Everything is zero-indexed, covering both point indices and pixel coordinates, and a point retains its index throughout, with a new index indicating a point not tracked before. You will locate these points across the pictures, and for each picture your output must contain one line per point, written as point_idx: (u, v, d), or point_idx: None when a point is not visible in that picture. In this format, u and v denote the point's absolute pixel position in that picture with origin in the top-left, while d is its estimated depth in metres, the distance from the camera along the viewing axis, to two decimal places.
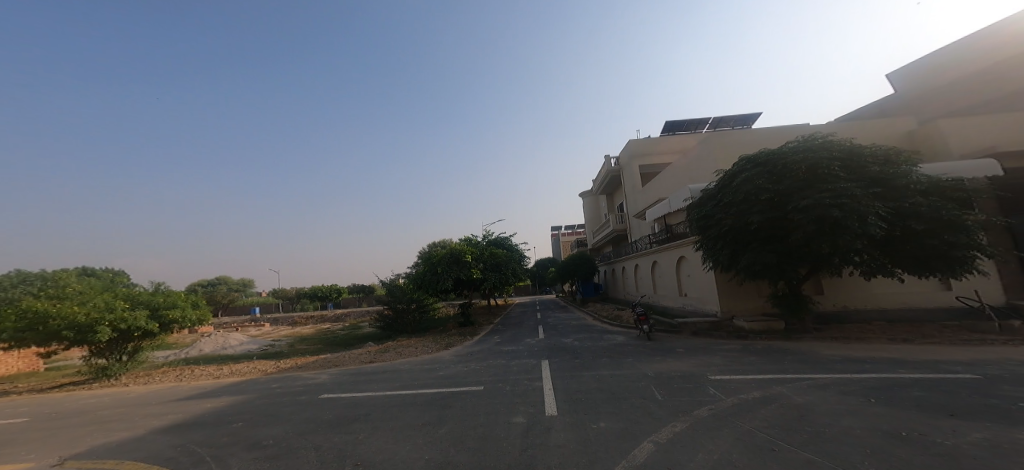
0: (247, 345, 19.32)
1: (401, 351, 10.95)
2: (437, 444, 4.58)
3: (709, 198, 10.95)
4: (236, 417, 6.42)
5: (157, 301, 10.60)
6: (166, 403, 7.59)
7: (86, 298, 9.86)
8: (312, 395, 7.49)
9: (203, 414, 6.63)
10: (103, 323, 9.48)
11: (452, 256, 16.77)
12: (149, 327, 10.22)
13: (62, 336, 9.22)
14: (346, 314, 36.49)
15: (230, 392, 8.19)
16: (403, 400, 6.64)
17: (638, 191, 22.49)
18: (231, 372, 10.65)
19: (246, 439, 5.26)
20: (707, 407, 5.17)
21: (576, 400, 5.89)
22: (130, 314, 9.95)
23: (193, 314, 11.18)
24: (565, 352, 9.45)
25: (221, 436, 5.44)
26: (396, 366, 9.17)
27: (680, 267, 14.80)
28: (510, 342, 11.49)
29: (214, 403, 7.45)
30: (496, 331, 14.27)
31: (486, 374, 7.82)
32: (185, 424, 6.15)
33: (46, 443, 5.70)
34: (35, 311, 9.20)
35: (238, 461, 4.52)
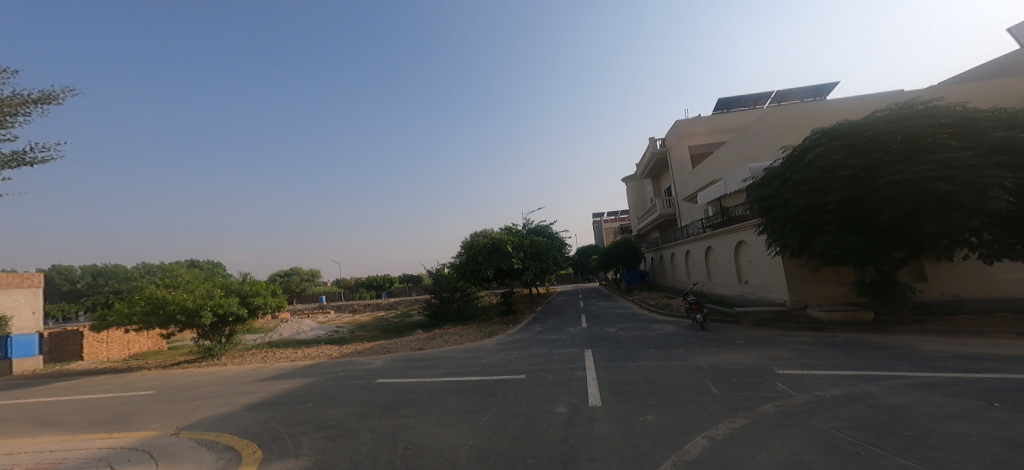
0: (317, 330, 21.26)
1: (446, 339, 11.32)
2: (479, 432, 4.62)
3: (774, 177, 9.93)
4: (304, 398, 7.02)
5: (245, 289, 11.82)
6: (252, 383, 8.53)
7: (193, 286, 11.28)
8: (368, 380, 7.98)
9: (280, 394, 7.33)
10: (205, 308, 10.81)
11: (492, 246, 16.64)
12: (240, 313, 11.45)
13: (175, 319, 10.66)
14: (400, 302, 38.67)
15: (299, 375, 9.00)
16: (450, 387, 6.80)
17: (688, 174, 21.03)
18: (300, 356, 11.73)
19: (312, 419, 5.72)
20: (775, 404, 4.71)
21: (621, 391, 5.67)
22: (225, 301, 11.20)
23: (274, 301, 12.32)
24: (610, 341, 9.17)
25: (295, 415, 5.97)
26: (442, 353, 9.46)
27: (739, 253, 13.70)
28: (552, 331, 11.40)
29: (289, 384, 8.21)
30: (537, 320, 14.28)
31: (527, 363, 7.81)
32: (265, 402, 6.84)
33: (160, 413, 6.67)
34: (155, 298, 10.71)
35: (307, 439, 4.92)
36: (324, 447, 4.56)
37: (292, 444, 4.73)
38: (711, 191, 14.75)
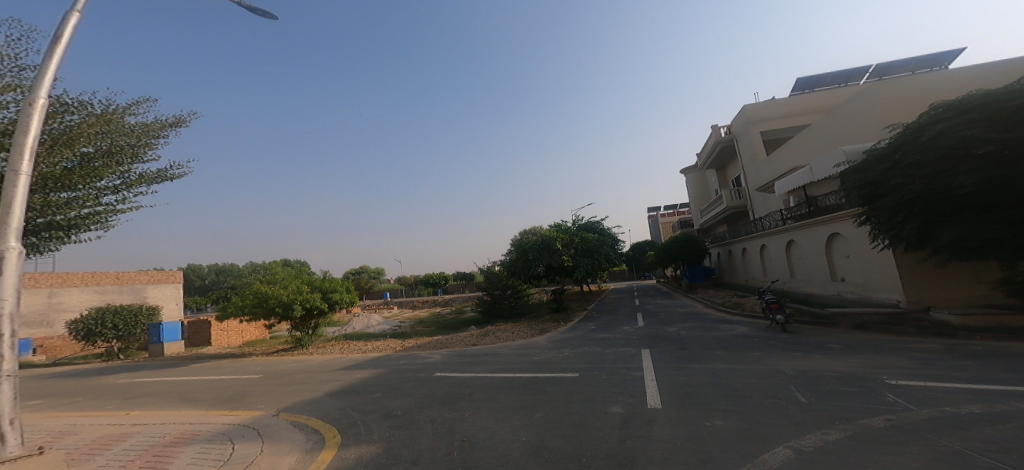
0: (383, 324, 22.83)
1: (499, 335, 11.52)
2: (533, 428, 4.62)
3: (874, 160, 8.54)
4: (374, 387, 7.54)
5: (326, 285, 13.01)
6: (331, 372, 9.37)
7: (285, 283, 12.66)
8: (429, 373, 8.36)
9: (355, 384, 7.96)
10: (296, 303, 12.07)
11: (542, 243, 16.52)
12: (322, 307, 12.62)
13: (274, 312, 12.06)
14: (455, 298, 40.14)
15: (369, 366, 9.70)
16: (507, 383, 6.86)
17: (761, 162, 19.18)
18: (368, 348, 12.62)
19: (381, 409, 6.10)
20: (884, 417, 4.09)
21: (684, 394, 5.35)
22: (309, 296, 12.41)
23: (348, 297, 13.41)
24: (673, 341, 8.68)
25: (368, 404, 6.41)
26: (496, 349, 9.62)
27: (833, 247, 12.20)
28: (606, 329, 11.12)
29: (361, 374, 8.87)
30: (591, 318, 14.02)
31: (581, 361, 7.68)
32: (343, 391, 7.45)
33: (256, 395, 7.56)
34: (257, 294, 12.21)
35: (377, 427, 5.25)
36: (393, 435, 4.84)
37: (364, 431, 5.08)
38: (794, 178, 13.23)
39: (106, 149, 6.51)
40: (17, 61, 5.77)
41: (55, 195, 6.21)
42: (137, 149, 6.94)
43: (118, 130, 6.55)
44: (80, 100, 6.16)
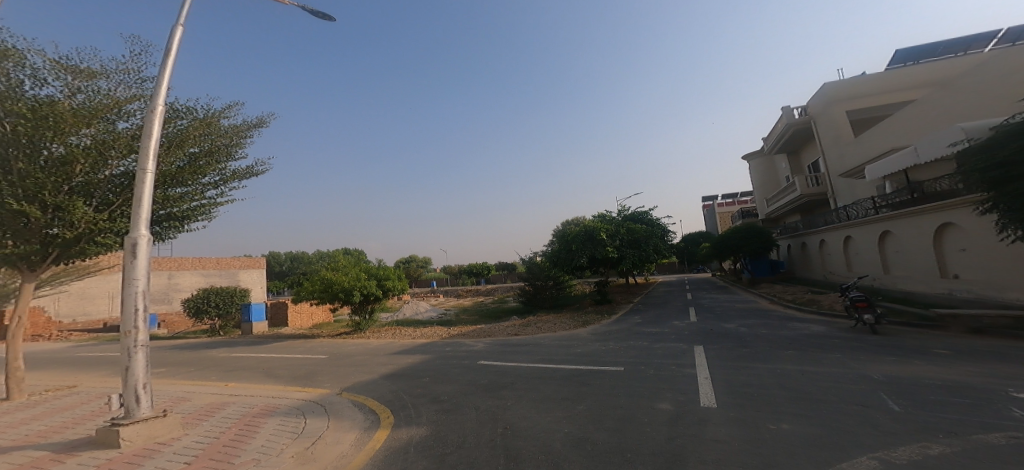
0: (429, 312, 23.76)
1: (541, 326, 11.48)
2: (576, 420, 4.54)
3: (1008, 136, 6.86)
4: (422, 372, 7.84)
5: (381, 273, 13.72)
6: (384, 356, 9.91)
7: (345, 270, 13.53)
8: (472, 360, 8.55)
9: (406, 368, 8.34)
10: (355, 290, 12.89)
11: (586, 233, 16.10)
12: (377, 293, 13.35)
13: (338, 298, 12.98)
14: (496, 288, 40.65)
15: (417, 352, 10.12)
16: (552, 374, 6.80)
17: (849, 145, 17.11)
18: (416, 334, 13.19)
19: (429, 393, 6.31)
20: (1006, 434, 3.49)
21: (742, 394, 4.99)
22: (366, 283, 13.16)
23: (399, 284, 14.05)
24: (730, 339, 8.14)
25: (418, 388, 6.67)
26: (537, 340, 9.63)
27: (944, 240, 10.64)
28: (654, 323, 10.69)
29: (410, 359, 9.27)
30: (637, 311, 13.57)
31: (626, 355, 7.45)
32: (395, 374, 7.84)
33: (325, 373, 8.19)
34: (322, 280, 13.21)
35: (426, 410, 5.45)
36: (440, 419, 5.00)
37: (414, 413, 5.28)
38: (893, 161, 11.57)
39: (208, 149, 7.29)
40: (142, 75, 6.55)
41: (172, 189, 7.08)
42: (232, 149, 7.68)
43: (218, 132, 7.35)
44: (187, 105, 6.89)
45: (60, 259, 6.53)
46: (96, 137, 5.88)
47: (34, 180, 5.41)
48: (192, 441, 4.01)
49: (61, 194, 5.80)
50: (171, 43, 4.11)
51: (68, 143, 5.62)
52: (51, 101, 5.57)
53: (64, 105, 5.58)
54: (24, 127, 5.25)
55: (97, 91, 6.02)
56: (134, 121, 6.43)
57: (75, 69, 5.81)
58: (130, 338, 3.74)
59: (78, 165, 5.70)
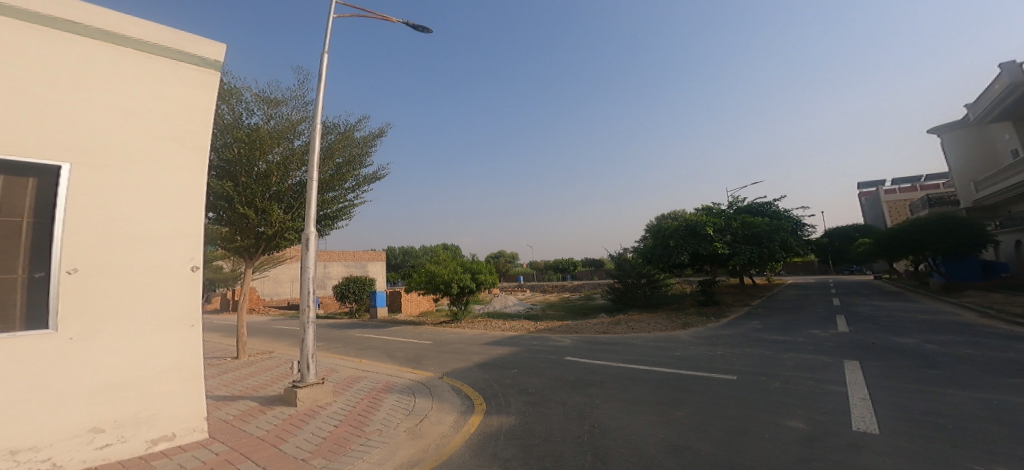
0: (518, 306, 24.47)
1: (633, 326, 10.92)
2: (675, 426, 4.24)
3: None
4: (512, 364, 8.13)
5: (474, 267, 14.60)
6: (477, 346, 10.52)
7: (444, 264, 14.73)
8: (561, 356, 8.57)
9: (497, 358, 8.74)
10: (452, 282, 13.94)
11: (688, 229, 14.78)
12: (471, 286, 14.22)
13: (437, 288, 14.21)
14: (583, 285, 40.02)
15: (508, 344, 10.51)
16: (648, 376, 6.43)
17: None
18: (506, 327, 13.71)
19: (525, 386, 6.43)
20: None
21: (891, 419, 4.11)
22: (461, 276, 14.12)
23: (491, 278, 14.79)
24: (887, 356, 6.68)
25: (508, 379, 6.93)
26: (630, 339, 9.22)
27: None
28: (768, 330, 9.41)
29: (501, 350, 9.68)
30: (746, 315, 12.11)
31: (733, 363, 6.71)
32: (488, 364, 8.27)
33: (438, 358, 9.00)
34: (425, 273, 14.60)
35: (516, 400, 5.64)
36: (530, 410, 5.13)
37: (510, 403, 5.45)
38: None
39: (348, 159, 8.64)
40: (304, 101, 8.13)
41: (327, 194, 8.53)
42: (364, 157, 8.94)
43: (354, 143, 8.66)
44: (334, 123, 8.35)
45: (264, 252, 8.20)
46: (279, 155, 7.53)
47: (250, 190, 7.25)
48: (339, 407, 4.81)
49: (263, 199, 7.50)
50: (320, 68, 5.04)
51: (267, 161, 7.38)
52: (256, 126, 7.32)
53: (262, 129, 7.32)
54: (243, 149, 7.05)
55: (280, 116, 7.71)
56: (303, 139, 8.10)
57: (268, 100, 7.56)
58: (305, 315, 4.80)
59: (273, 177, 7.46)
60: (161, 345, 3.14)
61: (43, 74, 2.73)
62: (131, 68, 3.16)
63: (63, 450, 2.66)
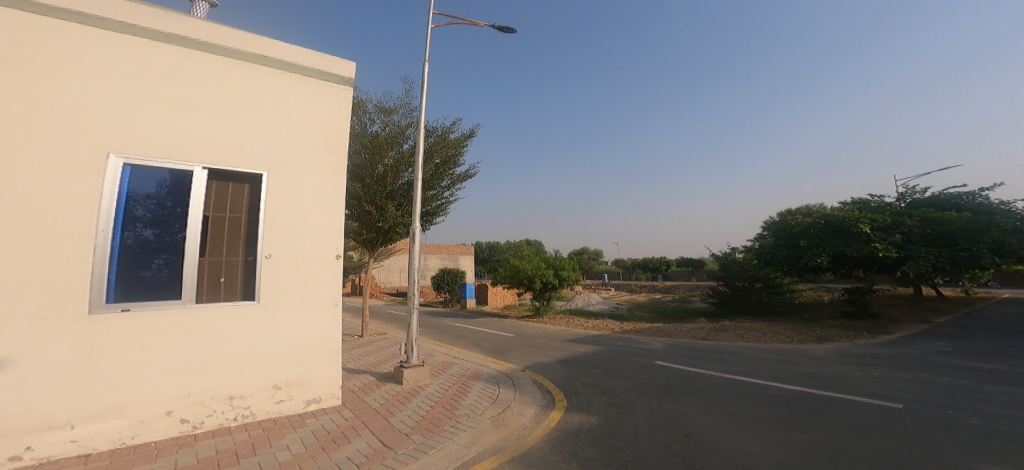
0: (603, 304, 23.78)
1: (740, 334, 9.78)
2: (791, 450, 3.68)
3: None
4: (595, 363, 7.92)
5: (557, 263, 14.60)
6: (559, 342, 10.50)
7: (527, 259, 15.03)
8: (650, 359, 8.07)
9: (579, 356, 8.60)
10: (534, 277, 14.13)
11: (830, 225, 12.17)
12: (554, 282, 14.25)
13: (519, 283, 14.54)
14: (677, 286, 37.13)
15: (592, 342, 10.27)
16: (754, 391, 5.72)
17: None
18: (590, 325, 13.42)
19: (610, 387, 6.20)
20: None
21: None
22: (544, 272, 14.23)
23: (574, 275, 14.65)
24: None
25: (590, 378, 6.77)
26: (734, 349, 8.28)
27: None
28: (922, 353, 7.59)
29: (584, 348, 9.51)
30: (890, 333, 9.94)
31: (870, 388, 5.57)
32: (570, 360, 8.19)
33: (521, 351, 9.22)
34: (508, 267, 15.08)
35: (598, 400, 5.49)
36: (613, 412, 4.94)
37: (593, 403, 5.31)
38: None
39: (444, 159, 9.30)
40: (411, 109, 9.04)
41: (427, 192, 9.31)
42: (458, 157, 9.53)
43: (451, 145, 9.29)
44: (434, 126, 9.07)
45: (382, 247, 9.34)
46: (393, 158, 8.50)
47: (373, 190, 8.35)
48: (434, 389, 5.22)
49: (381, 197, 8.55)
50: (422, 77, 5.50)
51: (384, 164, 8.40)
52: (376, 134, 8.41)
53: (381, 136, 8.38)
54: (367, 154, 8.18)
55: (392, 123, 8.71)
56: (411, 143, 9.00)
57: (384, 110, 8.61)
58: (412, 302, 5.30)
59: (388, 178, 8.46)
60: (316, 321, 3.84)
61: (246, 102, 3.58)
62: (296, 90, 3.90)
63: (257, 399, 3.48)
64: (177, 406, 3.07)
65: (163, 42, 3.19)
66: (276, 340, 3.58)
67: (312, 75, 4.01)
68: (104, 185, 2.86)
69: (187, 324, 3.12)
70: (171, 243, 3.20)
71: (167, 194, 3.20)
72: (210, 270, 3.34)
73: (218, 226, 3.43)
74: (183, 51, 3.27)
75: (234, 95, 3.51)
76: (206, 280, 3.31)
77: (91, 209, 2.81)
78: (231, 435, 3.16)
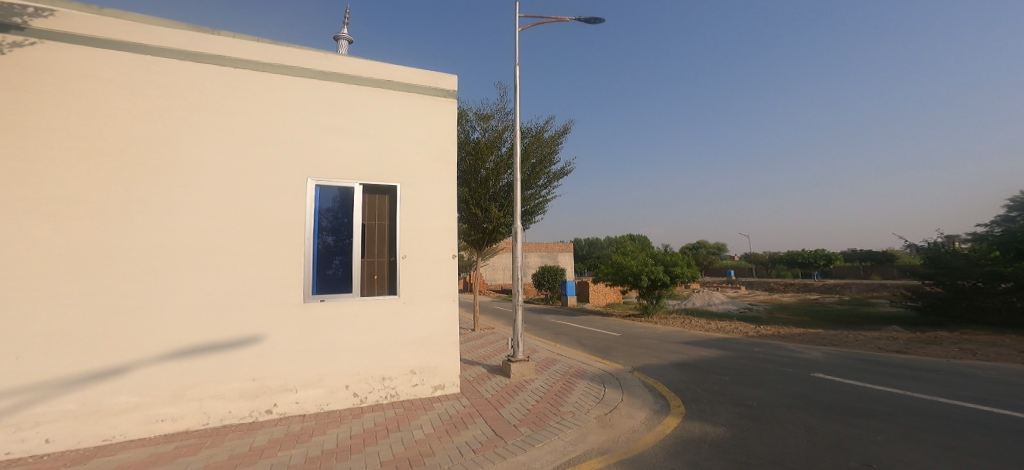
0: (730, 305, 21.03)
1: (970, 350, 7.58)
2: None
3: None
4: (723, 370, 7.02)
5: (668, 259, 13.51)
6: (677, 344, 9.63)
7: (634, 255, 14.29)
8: (800, 370, 6.79)
9: (702, 361, 7.73)
10: (641, 273, 13.32)
11: None
12: (665, 279, 13.20)
13: (625, 280, 13.87)
14: (840, 285, 30.46)
15: (718, 346, 9.14)
16: (937, 408, 4.44)
17: None
18: (714, 327, 11.99)
19: (735, 397, 5.49)
20: None
21: None
22: (653, 268, 13.29)
23: (689, 272, 13.37)
24: None
25: (717, 386, 6.02)
26: (949, 368, 6.39)
27: None
28: None
29: (710, 352, 8.51)
30: None
31: None
32: (692, 365, 7.41)
33: (629, 351, 8.79)
34: (613, 263, 14.52)
35: (727, 411, 4.86)
36: (751, 425, 4.29)
37: (713, 411, 4.76)
38: None
39: (541, 158, 9.40)
40: (506, 113, 9.39)
41: (526, 192, 9.55)
42: (553, 155, 9.57)
43: (545, 143, 9.37)
44: (529, 126, 9.26)
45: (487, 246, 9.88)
46: (492, 162, 8.94)
47: (477, 193, 8.91)
48: (540, 385, 5.31)
49: (484, 200, 9.08)
50: (516, 79, 5.67)
51: (485, 168, 8.89)
52: (477, 140, 8.95)
53: (481, 142, 8.88)
54: (470, 160, 8.75)
55: (491, 128, 9.16)
56: (508, 145, 9.35)
57: (482, 116, 9.10)
58: (517, 298, 5.47)
59: (490, 181, 8.93)
60: (441, 315, 4.31)
61: (382, 123, 4.22)
62: (418, 106, 4.42)
63: (400, 381, 4.12)
64: (350, 382, 3.88)
65: (330, 79, 4.00)
66: (411, 331, 4.16)
67: (429, 91, 4.50)
68: (300, 205, 3.77)
69: (352, 315, 3.88)
70: (343, 247, 4.00)
71: (340, 208, 4.00)
72: (367, 269, 4.04)
73: (370, 233, 4.12)
74: (344, 83, 4.06)
75: (376, 119, 4.19)
76: (365, 279, 4.03)
77: (291, 226, 3.73)
78: (382, 410, 3.83)
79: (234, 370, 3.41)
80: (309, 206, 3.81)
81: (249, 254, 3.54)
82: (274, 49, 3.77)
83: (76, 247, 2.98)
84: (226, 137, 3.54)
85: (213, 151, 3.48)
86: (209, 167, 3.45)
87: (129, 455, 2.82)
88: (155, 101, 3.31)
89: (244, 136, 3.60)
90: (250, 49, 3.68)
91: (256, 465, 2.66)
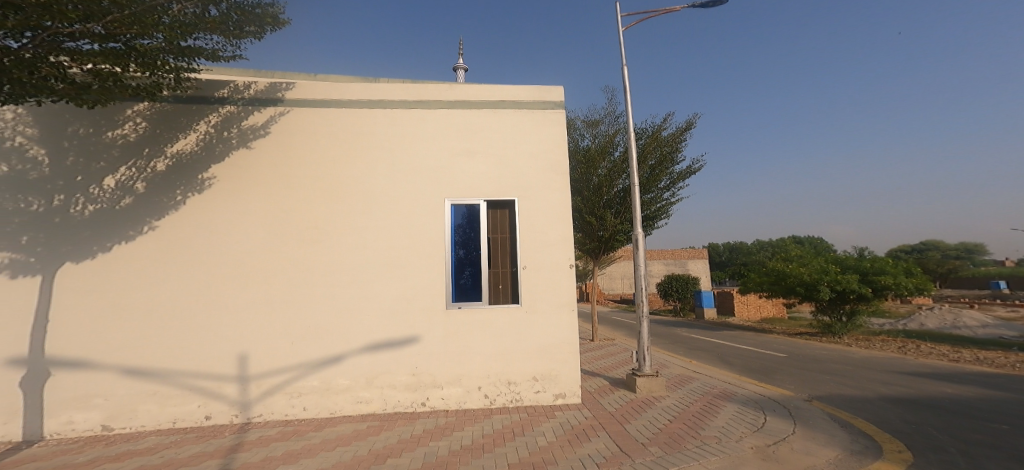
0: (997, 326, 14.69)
1: None
2: None
3: None
4: (997, 412, 4.75)
5: (865, 266, 10.71)
6: (894, 374, 7.23)
7: (807, 261, 11.87)
8: None
9: (944, 398, 5.50)
10: (822, 283, 10.86)
11: None
12: (864, 292, 10.41)
13: (795, 291, 11.55)
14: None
15: (980, 383, 6.37)
16: None
17: None
18: (954, 356, 8.69)
19: (983, 432, 3.93)
20: None
21: None
22: (843, 277, 10.65)
23: (908, 283, 10.23)
24: None
25: (969, 427, 4.15)
26: None
27: None
28: None
29: (956, 388, 6.04)
30: None
31: None
32: (916, 401, 5.38)
33: (788, 375, 7.37)
34: (776, 271, 12.30)
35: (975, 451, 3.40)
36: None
37: (961, 450, 3.41)
38: None
39: (659, 159, 8.85)
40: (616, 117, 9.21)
41: (645, 196, 9.08)
42: (674, 154, 8.91)
43: (663, 142, 8.80)
44: (644, 127, 8.86)
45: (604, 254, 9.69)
46: (605, 168, 8.84)
47: (591, 200, 8.86)
48: (671, 403, 4.93)
49: (599, 208, 8.99)
50: (624, 79, 5.54)
51: (597, 174, 8.81)
52: (587, 147, 8.96)
53: (592, 148, 8.86)
54: (582, 167, 8.78)
55: (600, 134, 9.08)
56: (620, 149, 9.10)
57: (590, 123, 9.11)
58: (640, 309, 5.25)
59: (603, 187, 8.80)
60: (560, 325, 4.44)
61: (500, 144, 4.66)
62: (530, 123, 4.74)
63: (524, 387, 4.37)
64: (482, 383, 4.31)
65: (457, 109, 4.66)
66: (533, 339, 4.40)
67: (539, 106, 4.79)
68: (439, 223, 4.43)
69: (483, 321, 4.34)
70: (472, 259, 4.51)
71: (468, 224, 4.56)
72: (493, 279, 4.47)
73: (495, 245, 4.55)
74: (468, 110, 4.67)
75: (494, 140, 4.66)
76: (491, 288, 4.46)
77: (432, 244, 4.40)
78: (509, 413, 4.14)
79: (402, 364, 4.19)
80: (446, 223, 4.45)
81: (411, 264, 4.32)
82: (416, 86, 4.63)
83: (317, 264, 4.20)
84: (391, 170, 4.43)
85: (387, 183, 4.41)
86: (382, 198, 4.38)
87: (340, 428, 3.73)
88: (349, 148, 4.40)
89: (405, 167, 4.47)
90: (402, 92, 4.59)
91: (416, 452, 3.18)
